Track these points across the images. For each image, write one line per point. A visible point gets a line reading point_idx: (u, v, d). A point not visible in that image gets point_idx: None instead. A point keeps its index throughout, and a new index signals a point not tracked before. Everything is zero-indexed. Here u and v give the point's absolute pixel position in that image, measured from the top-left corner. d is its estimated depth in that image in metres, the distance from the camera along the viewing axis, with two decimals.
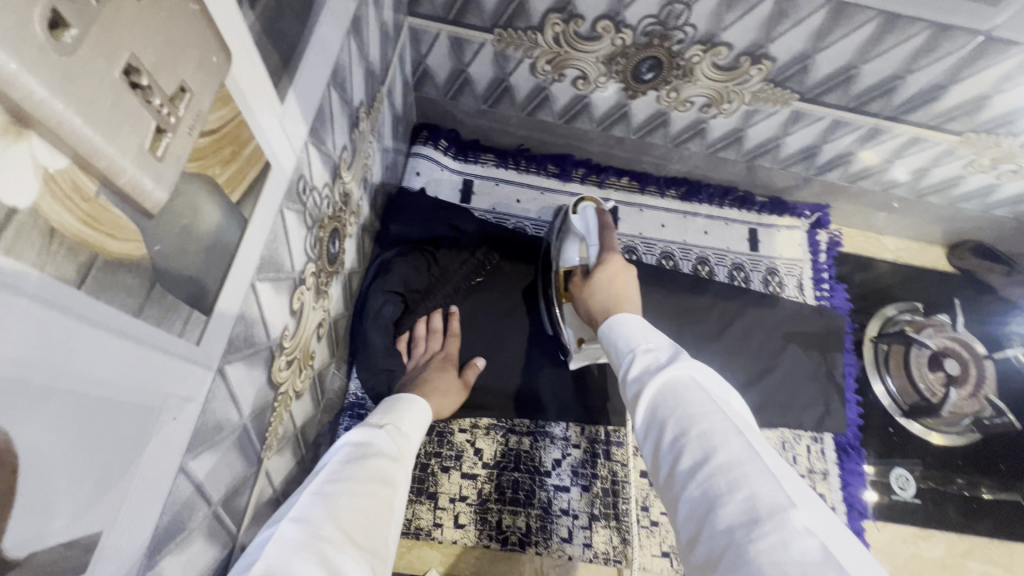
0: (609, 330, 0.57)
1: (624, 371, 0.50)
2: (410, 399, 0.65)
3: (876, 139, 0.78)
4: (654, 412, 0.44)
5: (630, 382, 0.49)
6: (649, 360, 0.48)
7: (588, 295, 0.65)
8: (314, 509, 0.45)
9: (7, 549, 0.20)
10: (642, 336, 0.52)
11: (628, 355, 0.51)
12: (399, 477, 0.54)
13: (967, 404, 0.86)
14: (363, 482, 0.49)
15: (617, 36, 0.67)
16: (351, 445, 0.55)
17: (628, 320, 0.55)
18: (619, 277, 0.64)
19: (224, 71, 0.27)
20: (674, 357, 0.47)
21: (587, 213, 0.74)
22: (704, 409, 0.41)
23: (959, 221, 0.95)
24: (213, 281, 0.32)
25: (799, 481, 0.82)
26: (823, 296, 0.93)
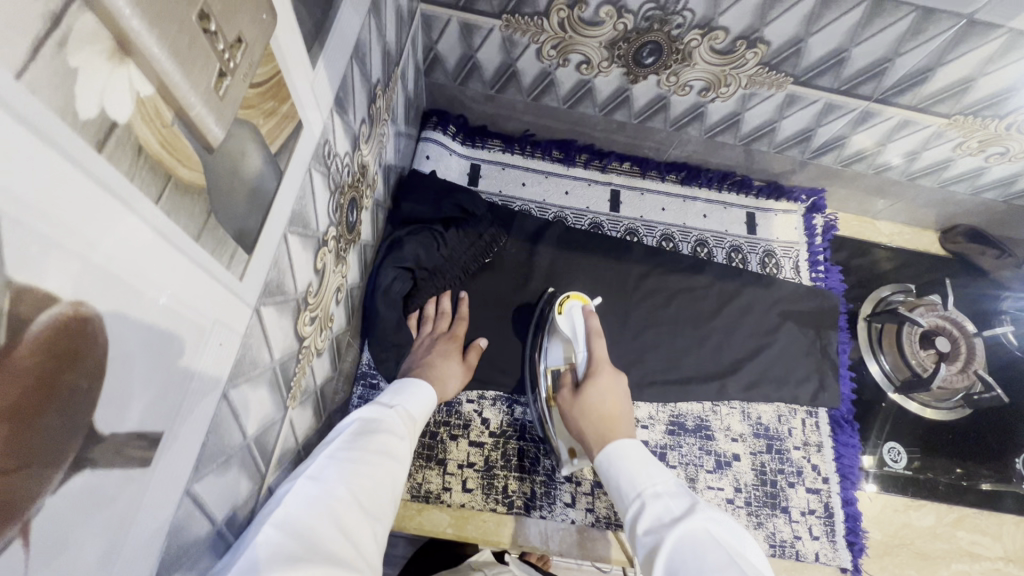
0: (613, 467, 0.64)
1: (637, 518, 0.58)
2: (417, 383, 0.67)
3: (867, 122, 0.81)
4: (673, 567, 0.50)
5: (645, 534, 0.56)
6: (664, 513, 0.56)
7: (583, 419, 0.69)
8: (328, 470, 0.49)
9: (98, 424, 0.23)
10: (650, 482, 0.60)
11: (641, 503, 0.59)
12: (405, 450, 0.58)
13: (957, 379, 0.89)
14: (371, 454, 0.53)
15: (619, 21, 0.70)
16: (363, 418, 0.58)
17: (631, 454, 0.63)
18: (609, 393, 0.70)
19: (271, 28, 0.30)
20: (689, 512, 0.55)
21: (574, 315, 0.76)
22: (725, 565, 0.48)
23: (950, 205, 0.98)
24: (254, 224, 0.35)
25: (794, 453, 0.84)
26: (818, 277, 0.96)
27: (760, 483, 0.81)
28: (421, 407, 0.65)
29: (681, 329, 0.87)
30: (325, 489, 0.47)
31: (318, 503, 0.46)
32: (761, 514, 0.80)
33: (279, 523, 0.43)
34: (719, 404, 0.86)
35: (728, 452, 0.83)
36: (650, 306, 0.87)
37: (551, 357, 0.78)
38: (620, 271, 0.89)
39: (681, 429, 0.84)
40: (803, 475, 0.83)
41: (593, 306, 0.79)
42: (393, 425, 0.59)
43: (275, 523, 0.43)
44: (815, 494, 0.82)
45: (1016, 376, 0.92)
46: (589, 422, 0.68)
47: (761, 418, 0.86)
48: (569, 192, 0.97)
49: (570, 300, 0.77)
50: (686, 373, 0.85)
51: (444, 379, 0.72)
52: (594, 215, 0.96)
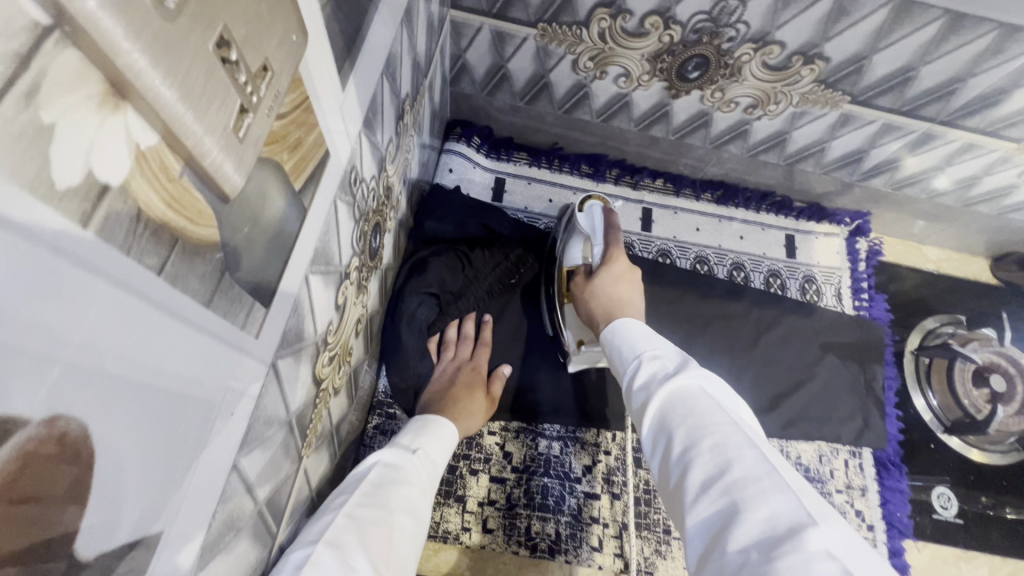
0: (615, 336, 0.58)
1: (632, 376, 0.52)
2: (439, 421, 0.63)
3: (926, 145, 0.75)
4: (664, 423, 0.45)
5: (637, 391, 0.50)
6: (658, 370, 0.49)
7: (592, 298, 0.65)
8: (346, 534, 0.45)
9: (80, 551, 0.19)
10: (648, 344, 0.53)
11: (635, 361, 0.52)
12: (425, 505, 0.54)
13: (1012, 422, 0.83)
14: (391, 511, 0.49)
15: (665, 33, 0.65)
16: (383, 465, 0.54)
17: (633, 329, 0.57)
18: (621, 278, 0.65)
19: (301, 52, 0.25)
20: (683, 366, 0.48)
21: (593, 212, 0.72)
22: (715, 420, 0.42)
23: (1006, 232, 0.92)
24: (274, 272, 0.30)
25: (836, 497, 0.79)
26: (862, 306, 0.91)
27: None
28: (444, 450, 0.61)
29: (717, 359, 0.82)
30: (343, 550, 0.43)
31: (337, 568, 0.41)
32: None
33: None
34: None
35: None
36: (684, 334, 0.82)
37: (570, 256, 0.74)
38: (653, 296, 0.84)
39: None
40: (846, 522, 0.77)
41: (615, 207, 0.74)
42: (414, 474, 0.55)
43: None
44: None
45: None
46: (597, 305, 0.63)
47: (800, 457, 0.81)
48: None
49: (591, 202, 0.75)
50: None
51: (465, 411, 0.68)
52: (624, 235, 0.91)
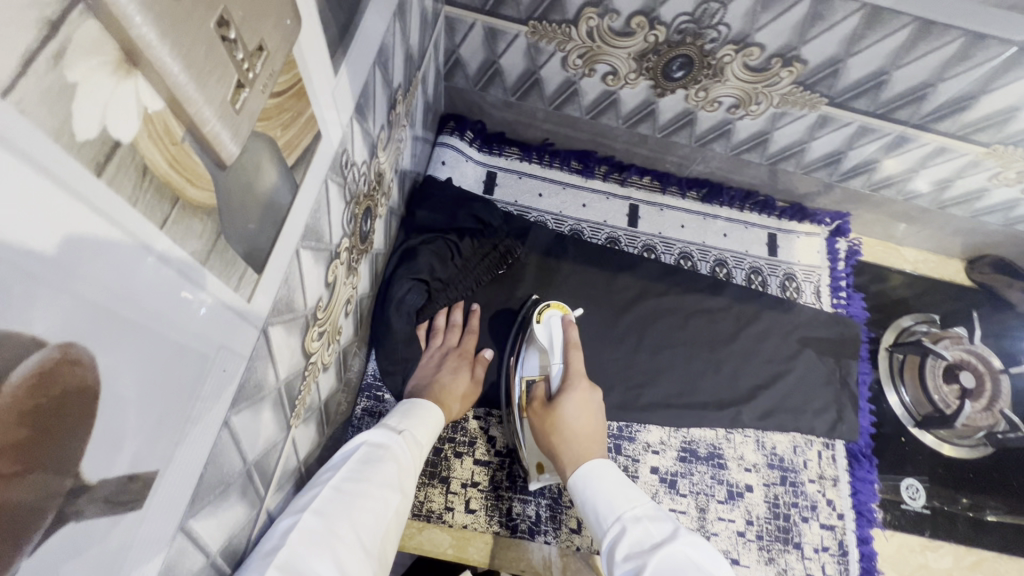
0: (587, 489, 0.61)
1: (614, 546, 0.55)
2: (426, 406, 0.65)
3: (901, 147, 0.78)
4: None
5: (624, 563, 0.53)
6: (642, 539, 0.54)
7: (554, 433, 0.66)
8: (332, 505, 0.47)
9: (85, 473, 0.21)
10: (627, 504, 0.58)
11: (618, 527, 0.56)
12: (409, 483, 0.56)
13: (981, 417, 0.87)
14: (376, 486, 0.51)
15: (651, 32, 0.68)
16: (369, 444, 0.56)
17: (607, 476, 0.61)
18: (583, 407, 0.67)
19: (295, 35, 0.28)
20: (667, 536, 0.53)
21: (551, 323, 0.72)
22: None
23: (980, 235, 0.95)
24: (266, 241, 0.33)
25: (809, 486, 0.81)
26: (840, 303, 0.94)
27: (773, 516, 0.79)
28: (429, 432, 0.63)
29: (697, 351, 0.84)
30: (329, 529, 0.45)
31: (322, 547, 0.43)
32: (773, 549, 0.77)
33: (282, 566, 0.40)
34: (733, 431, 0.83)
35: (740, 483, 0.80)
36: (666, 327, 0.85)
37: (527, 367, 0.75)
38: (637, 289, 0.86)
39: (692, 455, 0.81)
40: (817, 510, 0.80)
41: (573, 317, 0.74)
42: (401, 455, 0.57)
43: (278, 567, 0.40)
44: (829, 530, 0.79)
45: None
46: (564, 445, 0.65)
47: (776, 448, 0.83)
48: (587, 205, 0.94)
49: (549, 310, 0.73)
50: (700, 398, 0.82)
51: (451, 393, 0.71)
52: (611, 230, 0.94)
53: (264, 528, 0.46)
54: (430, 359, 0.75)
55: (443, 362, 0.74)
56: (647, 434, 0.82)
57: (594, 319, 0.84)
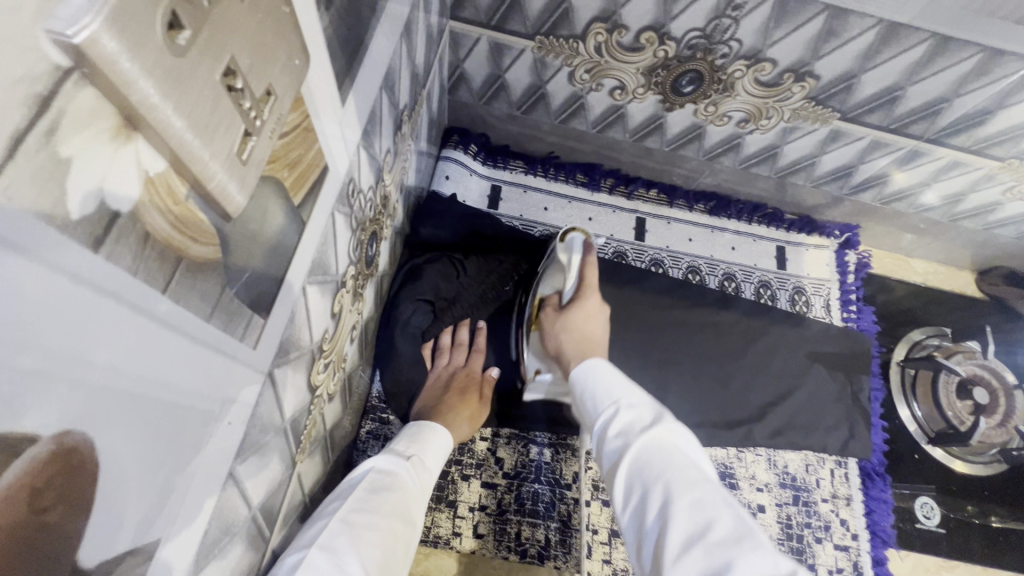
0: (584, 376, 0.59)
1: (605, 424, 0.53)
2: (427, 425, 0.63)
3: (913, 161, 0.77)
4: (640, 476, 0.47)
5: (613, 440, 0.51)
6: (634, 421, 0.51)
7: (559, 335, 0.65)
8: (339, 539, 0.45)
9: (82, 560, 0.19)
10: (621, 390, 0.55)
11: (610, 408, 0.54)
12: (419, 512, 0.54)
13: (995, 433, 0.85)
14: (384, 516, 0.49)
15: (660, 48, 0.66)
16: (377, 471, 0.54)
17: (606, 370, 0.58)
18: (591, 316, 0.65)
19: (303, 74, 0.26)
20: (657, 421, 0.50)
21: (573, 243, 0.69)
22: (695, 477, 0.45)
23: (991, 246, 0.94)
24: (272, 284, 0.31)
25: (822, 505, 0.80)
26: (850, 317, 0.92)
27: (786, 537, 0.77)
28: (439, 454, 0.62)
29: (708, 368, 0.83)
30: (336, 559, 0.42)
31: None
32: None
33: None
34: (743, 450, 0.82)
35: (753, 503, 0.78)
36: (675, 344, 0.83)
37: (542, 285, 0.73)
38: (645, 305, 0.85)
39: None
40: (831, 530, 0.79)
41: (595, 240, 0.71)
42: (409, 479, 0.55)
43: None
44: (843, 551, 0.77)
45: None
46: (566, 339, 0.64)
47: (788, 467, 0.82)
48: (593, 219, 0.93)
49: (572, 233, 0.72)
50: (711, 416, 0.81)
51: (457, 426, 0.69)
52: (618, 244, 0.92)
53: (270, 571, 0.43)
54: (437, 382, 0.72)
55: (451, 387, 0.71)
56: None
57: None
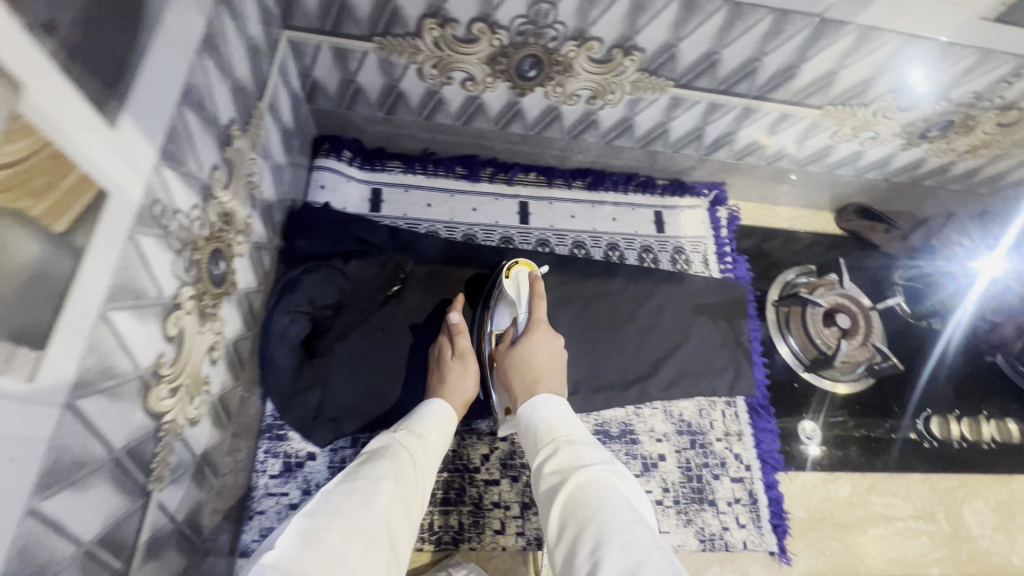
0: (530, 415, 0.67)
1: (546, 461, 0.61)
2: (428, 403, 0.70)
3: (749, 118, 0.84)
4: (574, 512, 0.54)
5: (551, 477, 0.59)
6: (573, 461, 0.59)
7: (512, 370, 0.72)
8: (327, 505, 0.54)
9: None
10: (564, 431, 0.64)
11: (552, 447, 0.62)
12: (417, 474, 0.62)
13: (858, 352, 0.94)
14: (374, 482, 0.57)
15: (493, 36, 0.69)
16: (371, 448, 0.63)
17: (554, 407, 0.66)
18: (543, 348, 0.73)
19: (12, 102, 0.27)
20: (595, 466, 0.58)
21: (518, 278, 0.77)
22: (627, 520, 0.52)
23: (840, 186, 1.03)
24: (43, 318, 0.31)
25: (716, 445, 0.86)
26: (727, 268, 1.00)
27: (686, 479, 0.83)
28: (434, 429, 0.67)
29: (599, 335, 0.87)
30: (326, 516, 0.53)
31: (317, 532, 0.51)
32: (689, 509, 0.81)
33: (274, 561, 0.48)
34: (641, 406, 0.86)
35: (653, 454, 0.84)
36: (566, 319, 0.87)
37: (498, 322, 0.80)
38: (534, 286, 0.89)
39: (606, 436, 0.84)
40: (727, 466, 0.85)
41: (540, 271, 0.79)
42: (401, 448, 0.63)
43: (272, 562, 0.48)
44: (738, 482, 0.84)
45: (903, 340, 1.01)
46: (521, 374, 0.70)
47: (682, 415, 0.87)
48: (476, 209, 0.95)
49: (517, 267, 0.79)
50: (608, 380, 0.85)
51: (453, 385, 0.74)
52: (504, 230, 0.95)
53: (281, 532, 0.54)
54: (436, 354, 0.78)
55: (442, 353, 0.76)
56: None
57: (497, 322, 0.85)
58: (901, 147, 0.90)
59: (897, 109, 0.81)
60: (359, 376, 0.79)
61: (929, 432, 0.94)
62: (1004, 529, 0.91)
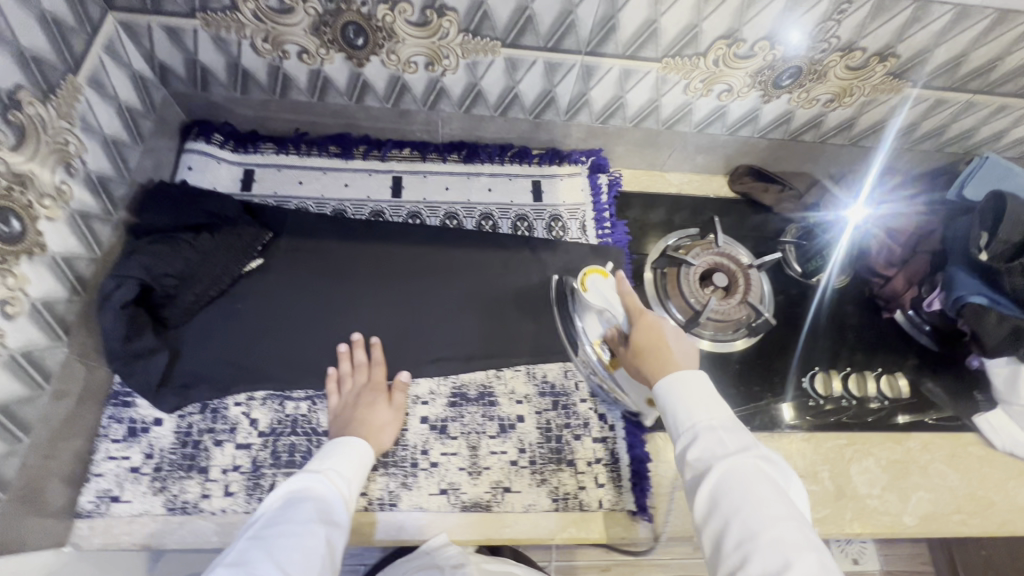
0: (670, 394, 0.65)
1: (690, 444, 0.60)
2: (343, 441, 0.72)
3: (593, 76, 0.84)
4: (720, 502, 0.55)
5: (696, 461, 0.59)
6: (720, 449, 0.58)
7: (636, 360, 0.72)
8: (250, 555, 0.57)
9: None
10: (709, 415, 0.62)
11: (693, 433, 0.61)
12: (341, 512, 0.65)
13: (735, 311, 0.92)
14: (301, 526, 0.60)
15: (307, 5, 0.72)
16: (290, 493, 0.64)
17: (693, 386, 0.64)
18: (654, 330, 0.73)
19: None
20: (742, 451, 0.58)
21: (597, 286, 0.81)
22: (776, 515, 0.52)
23: (723, 146, 1.02)
24: None
25: (581, 405, 0.84)
26: (605, 234, 0.99)
27: (545, 439, 0.81)
28: (351, 463, 0.70)
29: (468, 301, 0.90)
30: (245, 569, 0.55)
31: None
32: (546, 469, 0.80)
33: None
34: (502, 369, 0.86)
35: (512, 415, 0.83)
36: (431, 285, 0.90)
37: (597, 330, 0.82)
38: (399, 257, 0.92)
39: (463, 398, 0.83)
40: (590, 426, 0.83)
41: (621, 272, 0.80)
42: (324, 489, 0.65)
43: None
44: (601, 442, 0.82)
45: (788, 301, 1.00)
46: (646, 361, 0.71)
47: (547, 377, 0.86)
48: (348, 184, 0.97)
49: (588, 275, 0.82)
50: (472, 349, 0.86)
51: (378, 429, 0.76)
52: (375, 204, 0.96)
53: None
54: (343, 406, 0.78)
55: (375, 398, 0.78)
56: (415, 387, 0.83)
57: (363, 291, 0.88)
58: (762, 99, 0.89)
59: (738, 57, 0.81)
60: (211, 344, 0.80)
61: (814, 390, 0.92)
62: (896, 489, 0.87)
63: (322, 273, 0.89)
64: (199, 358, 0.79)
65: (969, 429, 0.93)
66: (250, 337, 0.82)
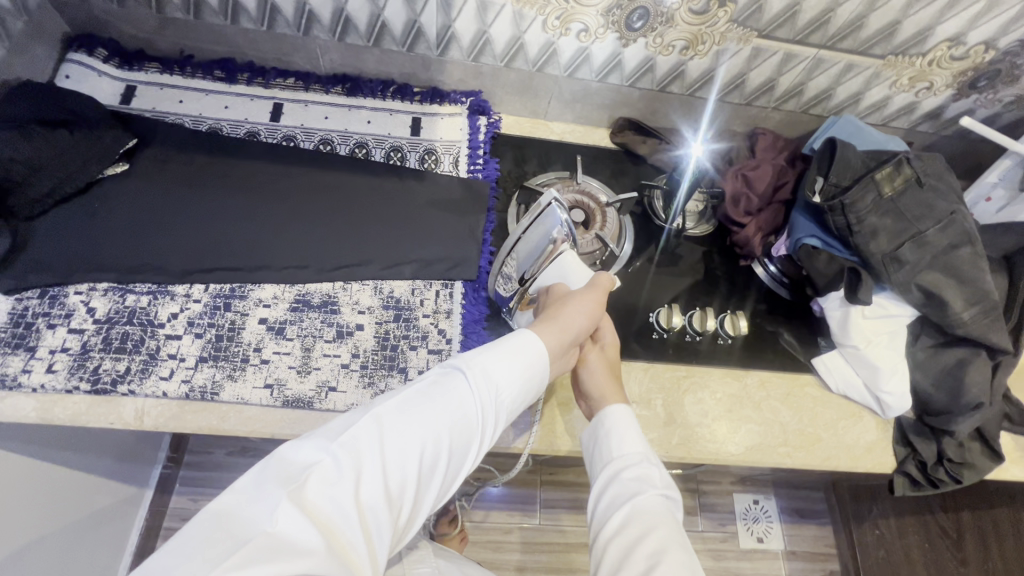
0: (610, 423, 0.75)
1: (621, 468, 0.71)
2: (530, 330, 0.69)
3: (451, 6, 0.88)
4: (636, 522, 0.64)
5: (625, 482, 0.69)
6: (646, 477, 0.69)
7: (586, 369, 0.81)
8: (364, 441, 0.54)
9: None
10: (643, 449, 0.73)
11: (628, 459, 0.71)
12: (473, 412, 0.61)
13: (588, 246, 0.95)
14: (431, 424, 0.58)
15: None
16: (445, 376, 0.62)
17: (629, 425, 0.75)
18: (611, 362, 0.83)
19: None
20: (664, 487, 0.69)
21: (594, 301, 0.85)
22: (680, 541, 0.63)
23: (599, 96, 1.06)
24: None
25: (422, 320, 0.87)
26: (477, 169, 1.02)
27: (380, 347, 0.84)
28: (507, 360, 0.64)
29: (328, 218, 0.93)
30: (355, 455, 0.53)
31: (344, 473, 0.52)
32: (376, 374, 0.82)
33: (294, 495, 0.49)
34: (351, 282, 0.88)
35: (351, 323, 0.85)
36: (293, 201, 0.93)
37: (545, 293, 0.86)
38: (267, 174, 0.95)
39: (305, 305, 0.85)
40: (427, 339, 0.86)
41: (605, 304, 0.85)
42: (461, 381, 0.62)
43: (293, 495, 0.49)
44: (435, 354, 0.85)
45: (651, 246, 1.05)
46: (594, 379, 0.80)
47: (393, 292, 0.89)
48: (228, 107, 0.99)
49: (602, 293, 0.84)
50: (323, 260, 0.89)
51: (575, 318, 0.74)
52: (252, 125, 0.99)
53: (289, 454, 0.53)
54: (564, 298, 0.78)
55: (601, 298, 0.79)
56: (260, 291, 0.86)
57: (223, 202, 0.91)
58: (620, 43, 0.94)
59: None
60: (58, 235, 0.83)
61: (660, 323, 0.96)
62: (726, 420, 0.90)
63: (185, 181, 0.91)
64: (44, 246, 0.82)
65: (807, 370, 0.96)
66: (100, 233, 0.84)
